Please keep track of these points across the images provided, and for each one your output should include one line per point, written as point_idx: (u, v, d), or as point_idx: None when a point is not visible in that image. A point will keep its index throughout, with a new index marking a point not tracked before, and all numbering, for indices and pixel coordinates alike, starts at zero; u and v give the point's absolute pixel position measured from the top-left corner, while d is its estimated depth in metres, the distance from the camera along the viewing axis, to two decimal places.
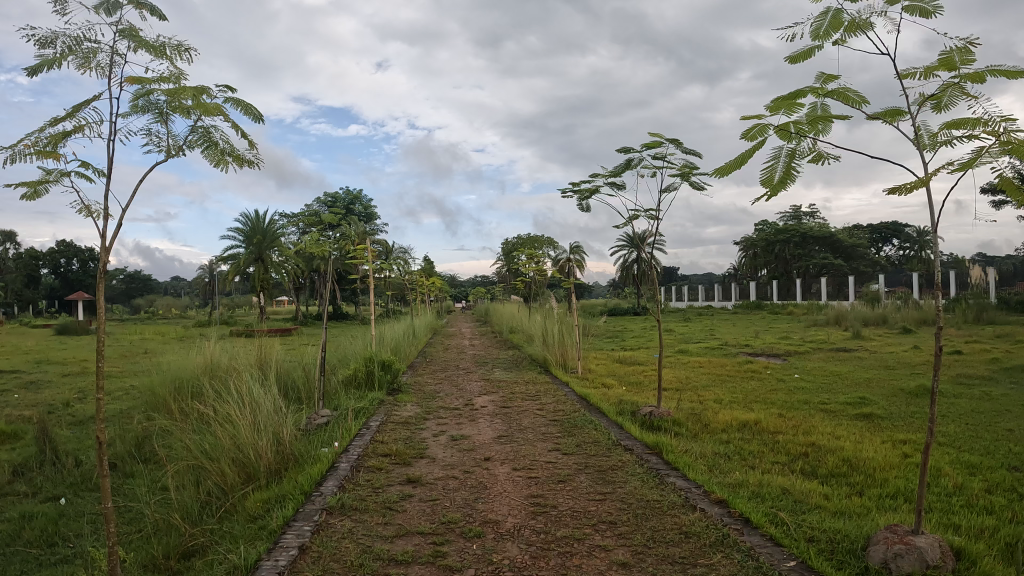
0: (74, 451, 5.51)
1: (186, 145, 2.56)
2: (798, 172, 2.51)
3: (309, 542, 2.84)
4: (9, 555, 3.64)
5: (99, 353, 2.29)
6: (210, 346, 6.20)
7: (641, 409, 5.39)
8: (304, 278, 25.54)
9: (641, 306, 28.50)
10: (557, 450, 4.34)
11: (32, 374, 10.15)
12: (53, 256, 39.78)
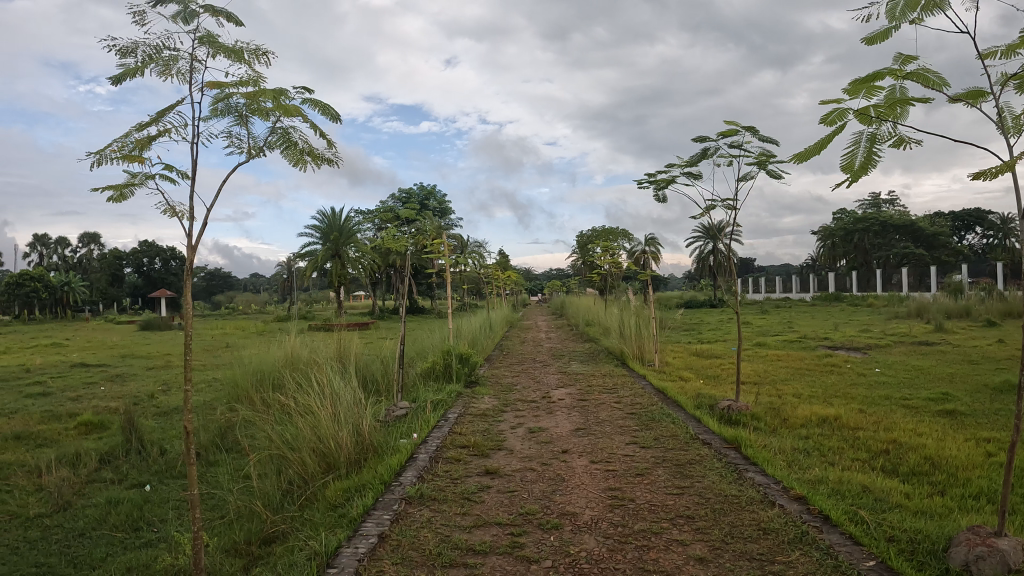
0: (161, 440, 5.77)
1: (267, 145, 2.63)
2: (880, 157, 2.41)
3: (388, 530, 2.90)
4: (96, 538, 3.84)
5: (187, 345, 2.38)
6: (291, 340, 6.39)
7: (719, 403, 5.30)
8: (381, 272, 26.10)
9: (717, 298, 28.05)
10: (635, 444, 4.31)
11: (119, 368, 10.67)
12: (136, 256, 41.65)
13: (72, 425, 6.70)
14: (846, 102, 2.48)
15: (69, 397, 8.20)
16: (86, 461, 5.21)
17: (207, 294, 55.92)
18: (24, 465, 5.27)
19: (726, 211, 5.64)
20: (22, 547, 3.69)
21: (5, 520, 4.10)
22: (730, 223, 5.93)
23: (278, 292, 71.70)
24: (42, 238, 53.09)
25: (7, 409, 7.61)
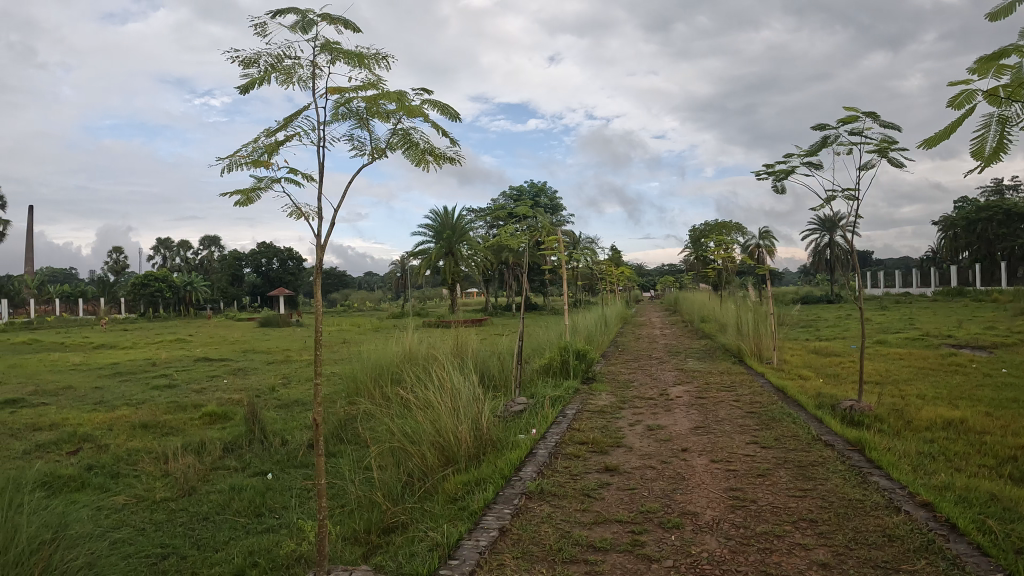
0: (282, 431, 6.05)
1: (388, 146, 2.70)
2: (1014, 141, 2.25)
3: (509, 523, 2.95)
4: (221, 522, 4.07)
5: (318, 339, 2.47)
6: (409, 336, 6.57)
7: (841, 403, 5.09)
8: (495, 269, 26.49)
9: (832, 294, 26.97)
10: (755, 443, 4.20)
11: (241, 362, 11.26)
12: (255, 257, 43.85)
13: (197, 416, 7.12)
14: (974, 84, 2.33)
15: (195, 389, 8.72)
16: (212, 449, 5.52)
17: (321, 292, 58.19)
18: (154, 452, 5.64)
19: (846, 202, 5.41)
20: (150, 529, 3.95)
21: (135, 502, 4.40)
22: (851, 214, 5.68)
23: (387, 289, 73.71)
24: (168, 240, 56.53)
25: (138, 400, 8.17)
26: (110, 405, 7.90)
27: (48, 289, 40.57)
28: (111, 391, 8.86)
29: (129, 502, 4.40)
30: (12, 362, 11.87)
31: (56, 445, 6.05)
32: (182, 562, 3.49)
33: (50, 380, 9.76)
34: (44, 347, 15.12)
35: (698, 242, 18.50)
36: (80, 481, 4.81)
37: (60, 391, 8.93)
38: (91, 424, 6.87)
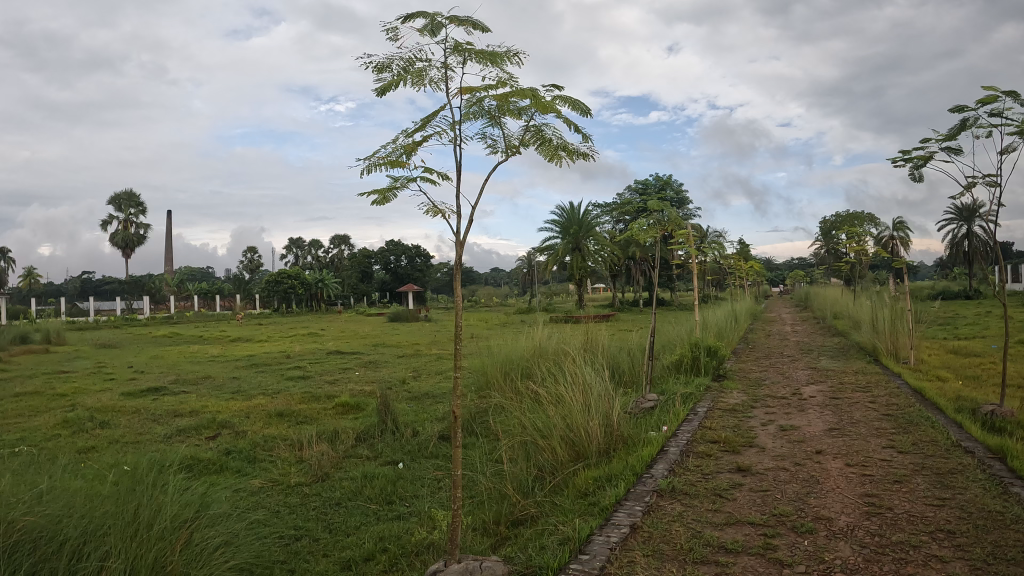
0: (413, 422, 6.29)
1: (522, 143, 2.78)
2: None
3: (640, 520, 3.09)
4: (354, 507, 4.33)
5: (458, 332, 2.75)
6: (539, 331, 6.67)
7: (982, 407, 4.79)
8: (621, 264, 26.51)
9: (972, 289, 25.29)
10: (891, 448, 4.01)
11: (371, 355, 11.73)
12: (384, 255, 45.66)
13: (331, 406, 7.49)
14: None
15: (328, 380, 9.15)
16: (346, 438, 5.82)
17: (438, 288, 59.51)
18: (288, 439, 5.99)
19: (988, 188, 5.07)
20: (284, 511, 4.24)
21: (270, 486, 4.70)
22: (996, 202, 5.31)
23: (500, 285, 74.45)
24: (300, 241, 59.58)
25: (274, 389, 8.65)
26: (247, 394, 8.41)
27: (189, 286, 43.50)
28: (250, 381, 9.43)
29: (264, 485, 4.71)
30: (158, 353, 12.78)
31: (198, 430, 6.50)
32: (315, 544, 3.79)
33: (194, 370, 10.46)
34: (185, 339, 16.23)
35: (829, 235, 17.73)
36: (218, 464, 5.18)
37: (202, 381, 9.56)
38: (231, 412, 7.33)
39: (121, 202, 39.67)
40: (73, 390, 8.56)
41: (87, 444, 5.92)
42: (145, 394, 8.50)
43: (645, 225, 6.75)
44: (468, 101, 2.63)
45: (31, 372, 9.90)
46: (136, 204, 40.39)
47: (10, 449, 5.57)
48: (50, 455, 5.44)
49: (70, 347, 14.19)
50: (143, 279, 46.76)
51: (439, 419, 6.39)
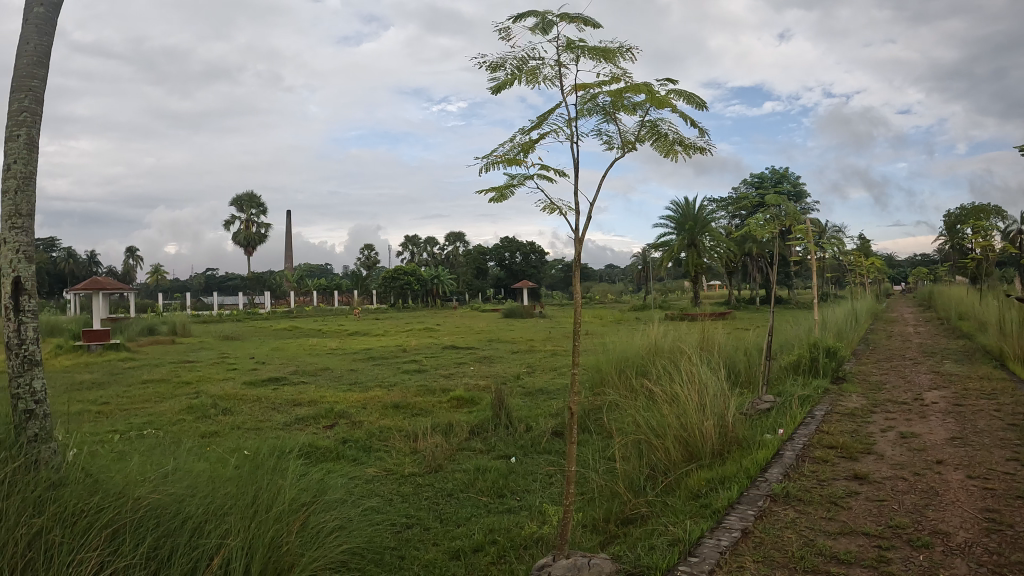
0: (526, 418, 6.37)
1: (638, 139, 2.92)
2: None
3: (752, 525, 3.04)
4: (465, 498, 4.46)
5: (576, 327, 2.81)
6: (654, 329, 6.60)
7: None
8: (737, 261, 25.90)
9: None
10: (1021, 461, 3.72)
11: (486, 350, 11.93)
12: (500, 251, 46.60)
13: (445, 399, 7.70)
14: None
15: (443, 374, 9.39)
16: (459, 431, 5.98)
17: (548, 284, 59.68)
18: (403, 430, 6.19)
19: None
20: (397, 500, 4.40)
21: (384, 475, 4.88)
22: None
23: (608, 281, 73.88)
24: (416, 238, 61.28)
25: (390, 382, 8.96)
26: (365, 386, 8.76)
27: (308, 282, 45.54)
28: (367, 373, 9.80)
29: (378, 474, 4.91)
30: (278, 345, 13.44)
31: (317, 419, 6.84)
32: (425, 532, 3.92)
33: (313, 362, 10.95)
34: (308, 333, 17.05)
35: (954, 229, 16.66)
36: (336, 452, 5.43)
37: (321, 372, 10.00)
38: (347, 403, 7.64)
39: (240, 203, 41.84)
40: (199, 379, 9.13)
41: (210, 429, 6.31)
42: (267, 384, 8.97)
43: (763, 220, 6.48)
44: (583, 99, 2.80)
45: (162, 361, 10.62)
46: (256, 203, 42.56)
47: (144, 431, 6.02)
48: (176, 438, 5.83)
49: (200, 339, 15.15)
50: (265, 276, 49.29)
51: (552, 415, 6.45)
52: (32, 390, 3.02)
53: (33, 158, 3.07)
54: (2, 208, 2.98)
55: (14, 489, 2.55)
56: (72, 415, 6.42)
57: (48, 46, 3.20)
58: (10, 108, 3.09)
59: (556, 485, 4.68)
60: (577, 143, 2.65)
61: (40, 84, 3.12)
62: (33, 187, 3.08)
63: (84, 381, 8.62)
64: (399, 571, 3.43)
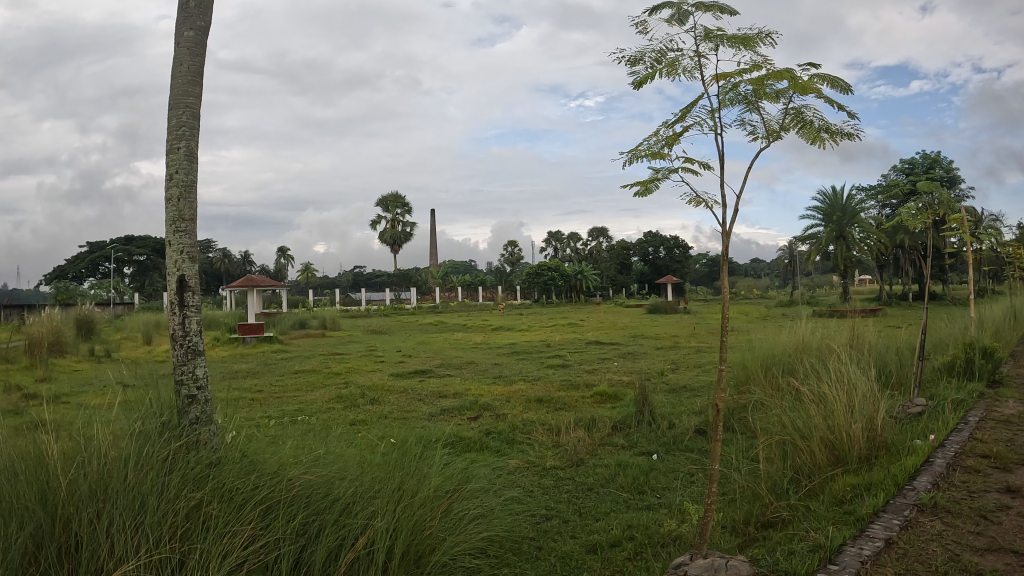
0: (669, 415, 6.27)
1: (782, 127, 2.82)
2: None
3: (896, 535, 2.85)
4: (605, 493, 4.48)
5: (723, 324, 2.80)
6: (802, 326, 6.28)
7: None
8: (888, 254, 24.35)
9: None
10: None
11: (630, 346, 11.83)
12: (643, 246, 46.66)
13: (589, 394, 7.73)
14: None
15: (586, 369, 9.43)
16: (602, 426, 5.99)
17: (694, 279, 58.35)
18: (546, 424, 6.29)
19: None
20: (538, 491, 4.49)
21: (525, 467, 4.99)
22: None
23: (755, 277, 71.25)
24: (558, 234, 61.74)
25: (534, 376, 9.12)
26: (509, 379, 8.99)
27: (454, 278, 47.03)
28: (511, 367, 10.00)
29: (521, 465, 5.01)
30: (425, 339, 13.98)
31: (464, 410, 7.08)
32: (564, 525, 3.97)
33: (458, 355, 11.32)
34: (453, 327, 17.66)
35: None
36: (480, 443, 5.61)
37: (465, 365, 10.32)
38: (492, 395, 7.85)
39: (386, 203, 43.82)
40: (348, 369, 9.70)
41: (359, 417, 6.69)
42: (413, 375, 9.39)
43: (915, 210, 6.00)
44: (725, 89, 2.76)
45: (314, 353, 11.34)
46: (401, 203, 44.47)
47: (299, 418, 6.48)
48: (327, 425, 6.23)
49: (350, 332, 16.03)
50: (414, 273, 51.44)
51: (696, 412, 6.30)
52: (195, 377, 3.35)
53: (192, 167, 3.40)
54: (168, 213, 3.34)
55: (179, 467, 2.83)
56: (234, 402, 7.02)
57: (199, 65, 3.54)
58: (170, 123, 3.44)
59: (698, 485, 4.57)
60: (722, 133, 2.61)
61: (196, 100, 3.46)
62: (195, 193, 3.41)
63: (241, 370, 9.39)
64: (536, 561, 3.50)
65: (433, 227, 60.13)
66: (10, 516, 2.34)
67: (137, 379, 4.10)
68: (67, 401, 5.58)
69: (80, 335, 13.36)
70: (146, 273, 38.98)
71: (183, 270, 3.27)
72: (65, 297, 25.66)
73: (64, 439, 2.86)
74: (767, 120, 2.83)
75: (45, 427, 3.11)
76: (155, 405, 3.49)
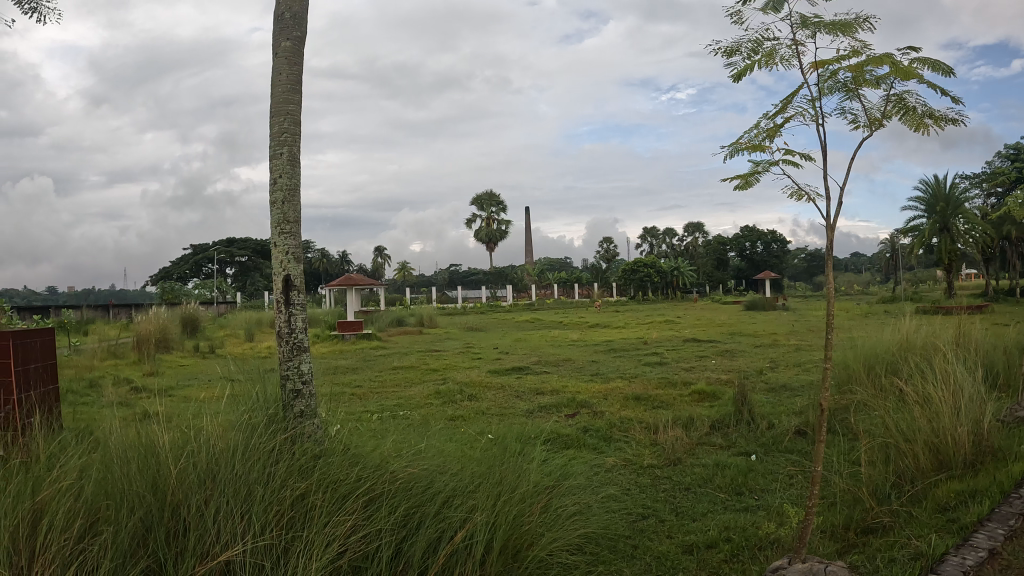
0: (769, 415, 6.06)
1: (884, 115, 2.63)
2: None
3: (1001, 546, 2.66)
4: (703, 493, 4.39)
5: (830, 318, 2.59)
6: (906, 324, 5.94)
7: None
8: (994, 248, 22.90)
9: None
10: None
11: (728, 344, 11.53)
12: (739, 241, 46.19)
13: (687, 392, 7.58)
14: None
15: (684, 367, 9.25)
16: (699, 425, 5.86)
17: (794, 275, 56.39)
18: (645, 422, 6.21)
19: None
20: (635, 490, 4.44)
21: (623, 465, 4.95)
22: None
23: (857, 272, 67.90)
24: (653, 231, 60.92)
25: (632, 373, 9.04)
26: (606, 376, 8.94)
27: (550, 275, 47.18)
28: (607, 364, 9.94)
29: (618, 463, 4.97)
30: (522, 336, 14.08)
31: (561, 407, 7.08)
32: (660, 524, 3.90)
33: (554, 352, 11.35)
34: (549, 324, 17.72)
35: None
36: (578, 440, 5.60)
37: (562, 362, 10.32)
38: (589, 393, 7.82)
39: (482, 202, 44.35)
40: (445, 366, 9.88)
41: (457, 413, 6.80)
42: (510, 372, 9.48)
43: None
44: (823, 77, 2.65)
45: (412, 350, 11.62)
46: (496, 202, 44.97)
47: (398, 412, 6.65)
48: (426, 420, 6.37)
49: (446, 329, 16.38)
50: (510, 270, 51.94)
51: (797, 413, 6.07)
52: (300, 372, 3.49)
53: (295, 172, 3.54)
54: (274, 217, 3.49)
55: (284, 458, 2.95)
56: (335, 397, 7.27)
57: (297, 73, 3.67)
58: (273, 130, 3.60)
59: (799, 487, 4.40)
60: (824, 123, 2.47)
61: (296, 107, 3.60)
62: (298, 197, 3.55)
63: (340, 366, 9.72)
64: (632, 560, 3.45)
65: (527, 224, 60.52)
66: (125, 500, 2.38)
67: (244, 375, 4.31)
68: (178, 394, 5.92)
69: (187, 332, 14.21)
70: (247, 273, 41.05)
71: (289, 271, 3.42)
72: (171, 296, 27.41)
73: (176, 431, 2.98)
74: (869, 109, 2.67)
75: (160, 418, 3.27)
76: (261, 399, 3.66)
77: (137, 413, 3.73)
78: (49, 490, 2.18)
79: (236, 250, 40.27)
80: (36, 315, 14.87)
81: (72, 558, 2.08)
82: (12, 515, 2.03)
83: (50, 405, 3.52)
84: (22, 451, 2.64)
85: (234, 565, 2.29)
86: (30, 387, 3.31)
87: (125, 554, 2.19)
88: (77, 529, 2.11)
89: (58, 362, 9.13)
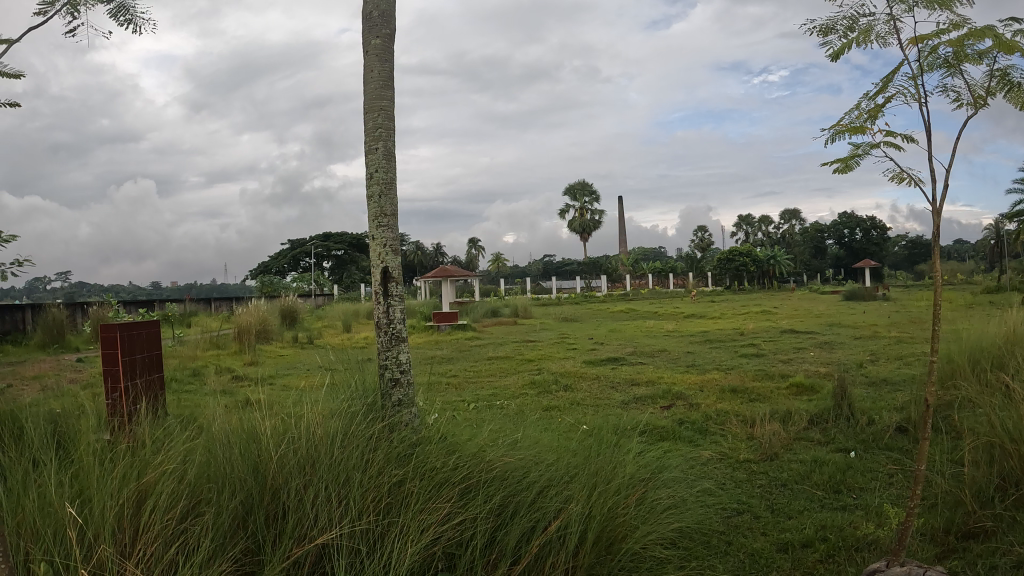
0: (869, 411, 5.78)
1: (988, 92, 2.46)
2: None
3: None
4: (798, 491, 4.23)
5: (936, 305, 2.35)
6: (1015, 316, 5.57)
7: None
8: None
9: None
10: None
11: (827, 335, 11.10)
12: (838, 228, 44.56)
13: (785, 385, 7.34)
14: None
15: (781, 359, 8.96)
16: (797, 420, 5.66)
17: (895, 263, 53.94)
18: (740, 415, 6.06)
19: None
20: (729, 484, 4.35)
21: (718, 459, 4.83)
22: None
23: (960, 259, 63.70)
24: (750, 218, 59.69)
25: (727, 364, 8.85)
26: (702, 368, 8.75)
27: (643, 265, 46.67)
28: (704, 356, 9.72)
29: (714, 457, 4.86)
30: (617, 326, 13.99)
31: (655, 399, 7.00)
32: (755, 521, 3.79)
33: (650, 343, 11.21)
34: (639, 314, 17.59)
35: None
36: (673, 432, 5.53)
37: (657, 353, 10.19)
38: (685, 384, 7.71)
39: (574, 194, 44.19)
40: (539, 356, 9.93)
41: (551, 403, 6.84)
42: (604, 363, 9.45)
43: None
44: (922, 53, 2.50)
45: (507, 341, 11.72)
46: (588, 193, 44.71)
47: (493, 403, 6.72)
48: (520, 410, 6.45)
49: (539, 320, 16.53)
50: (604, 261, 51.60)
51: (900, 408, 5.78)
52: (398, 361, 3.56)
53: (390, 166, 3.63)
54: (371, 210, 3.59)
55: (383, 445, 3.03)
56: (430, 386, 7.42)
57: (387, 70, 3.75)
58: (368, 126, 3.69)
59: (900, 486, 4.20)
60: (926, 102, 2.35)
61: (388, 102, 3.69)
62: (394, 190, 3.64)
63: (437, 356, 9.93)
64: (725, 557, 3.37)
65: (619, 215, 59.97)
66: (226, 484, 2.50)
67: (342, 365, 4.46)
68: (277, 383, 6.21)
69: (287, 324, 14.86)
70: (343, 267, 42.48)
71: (386, 262, 3.51)
72: (269, 289, 28.75)
73: (277, 418, 3.12)
74: (972, 86, 2.49)
75: (260, 405, 3.44)
76: (359, 389, 3.77)
77: (239, 402, 3.93)
78: (153, 473, 2.33)
79: (332, 245, 41.72)
80: (144, 308, 15.81)
81: (176, 536, 2.21)
82: (119, 495, 2.19)
83: (155, 392, 3.77)
84: (129, 436, 2.84)
85: (329, 549, 2.37)
86: (135, 375, 3.56)
87: (225, 534, 2.31)
88: (178, 512, 2.23)
89: (165, 353, 9.73)
